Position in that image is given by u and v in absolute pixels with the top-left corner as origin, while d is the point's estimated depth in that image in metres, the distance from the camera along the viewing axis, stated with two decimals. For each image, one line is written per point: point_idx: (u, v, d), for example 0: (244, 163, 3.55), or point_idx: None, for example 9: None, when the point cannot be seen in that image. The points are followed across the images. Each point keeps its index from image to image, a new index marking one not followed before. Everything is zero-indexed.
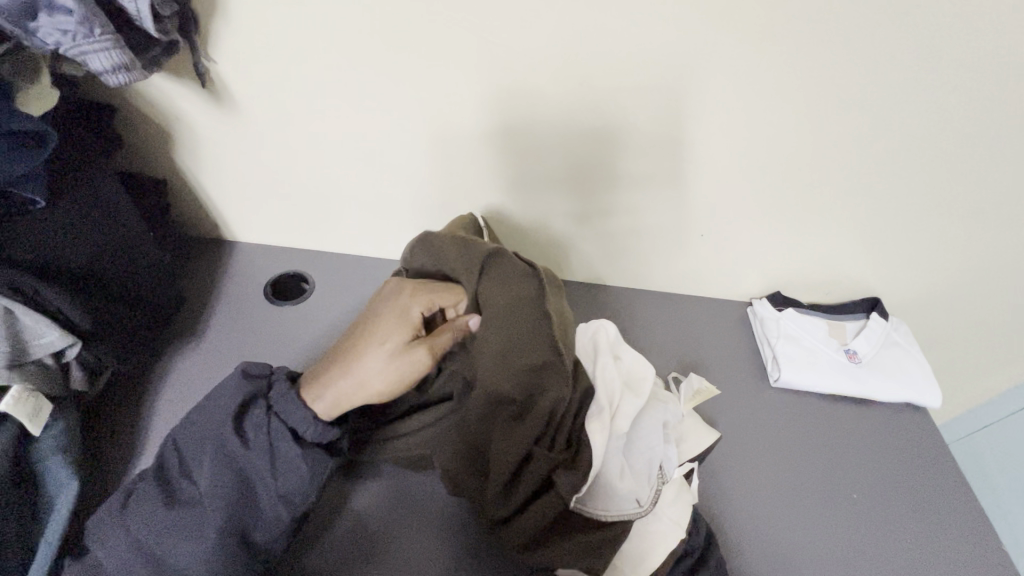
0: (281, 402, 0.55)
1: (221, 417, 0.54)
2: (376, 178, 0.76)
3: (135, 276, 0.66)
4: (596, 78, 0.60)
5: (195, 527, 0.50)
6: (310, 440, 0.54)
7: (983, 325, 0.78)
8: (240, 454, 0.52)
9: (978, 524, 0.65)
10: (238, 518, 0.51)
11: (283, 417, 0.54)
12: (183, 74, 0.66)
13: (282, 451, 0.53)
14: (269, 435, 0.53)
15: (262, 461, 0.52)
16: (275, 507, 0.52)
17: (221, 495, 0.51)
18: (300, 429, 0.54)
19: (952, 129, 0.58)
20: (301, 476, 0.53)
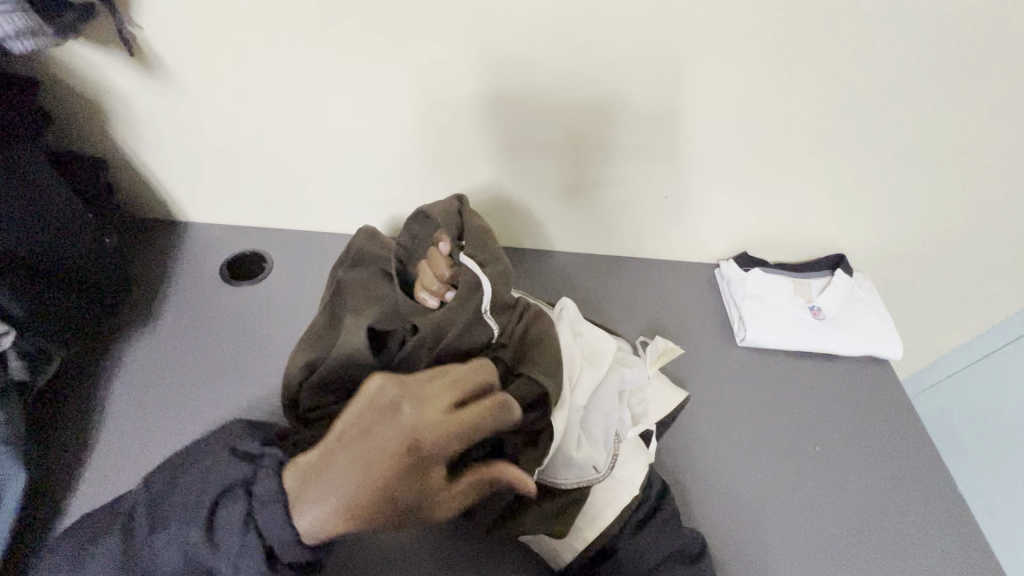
0: (260, 498, 0.42)
1: (196, 500, 0.45)
2: (329, 150, 0.73)
3: (74, 260, 0.64)
4: (546, 32, 0.58)
5: None
6: (287, 560, 0.42)
7: (942, 278, 0.79)
8: (204, 557, 0.43)
9: (933, 468, 0.67)
10: None
11: (259, 528, 0.42)
12: (109, 42, 0.62)
13: (244, 570, 0.42)
14: (237, 544, 0.42)
15: (229, 569, 0.42)
16: None
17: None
18: (274, 548, 0.42)
19: (904, 76, 0.58)
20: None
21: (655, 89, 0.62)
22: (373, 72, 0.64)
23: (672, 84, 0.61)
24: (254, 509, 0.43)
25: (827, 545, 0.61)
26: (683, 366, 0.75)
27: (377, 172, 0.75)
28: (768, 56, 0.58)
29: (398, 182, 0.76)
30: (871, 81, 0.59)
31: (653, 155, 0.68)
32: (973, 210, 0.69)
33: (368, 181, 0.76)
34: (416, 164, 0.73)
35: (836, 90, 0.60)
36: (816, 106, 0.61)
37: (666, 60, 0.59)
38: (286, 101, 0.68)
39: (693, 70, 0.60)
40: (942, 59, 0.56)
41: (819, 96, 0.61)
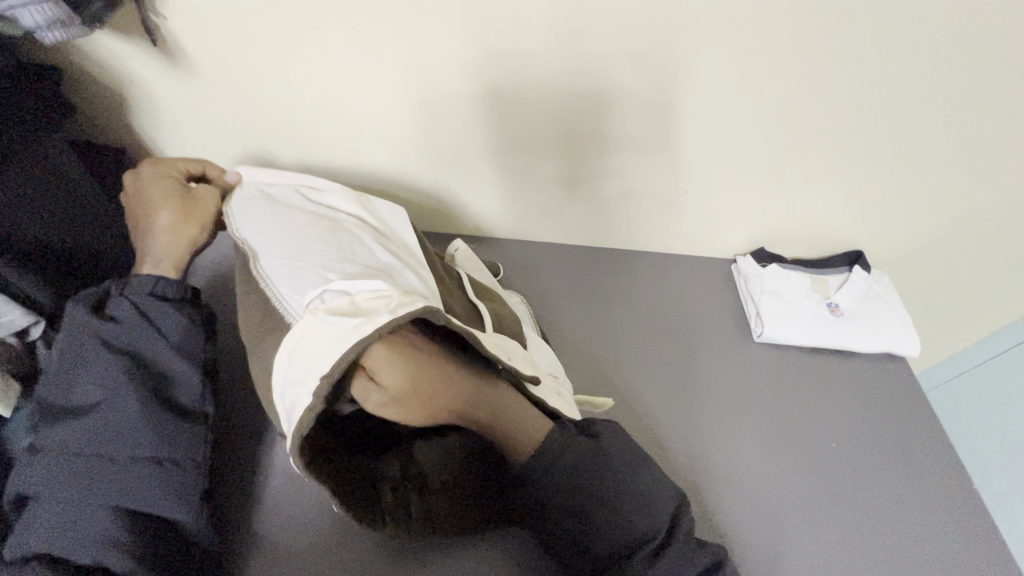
0: (128, 284, 0.55)
1: (75, 322, 0.53)
2: (347, 142, 0.73)
3: (98, 250, 0.65)
4: (569, 24, 0.58)
5: (111, 414, 0.51)
6: (177, 299, 0.57)
7: (960, 275, 0.79)
8: (114, 337, 0.53)
9: (950, 465, 0.67)
10: (149, 383, 0.53)
11: (137, 291, 0.55)
12: (131, 31, 0.62)
13: (157, 316, 0.55)
14: (136, 309, 0.54)
15: (145, 333, 0.54)
16: (179, 359, 0.55)
17: (130, 382, 0.51)
18: (161, 292, 0.56)
19: (934, 72, 0.57)
20: (181, 321, 0.56)
21: (677, 85, 0.61)
22: (394, 65, 0.63)
23: (696, 78, 0.61)
24: (123, 290, 0.55)
25: (846, 540, 0.62)
26: (700, 362, 0.75)
27: (395, 164, 0.75)
28: (795, 51, 0.57)
29: (416, 175, 0.76)
30: (898, 77, 0.58)
31: (672, 150, 0.68)
32: (992, 209, 0.69)
33: (385, 174, 0.76)
34: (433, 156, 0.73)
35: (862, 86, 0.59)
36: (841, 103, 0.61)
37: (692, 57, 0.59)
38: (306, 92, 0.67)
39: (717, 65, 0.59)
40: (973, 56, 0.56)
41: (845, 93, 0.60)
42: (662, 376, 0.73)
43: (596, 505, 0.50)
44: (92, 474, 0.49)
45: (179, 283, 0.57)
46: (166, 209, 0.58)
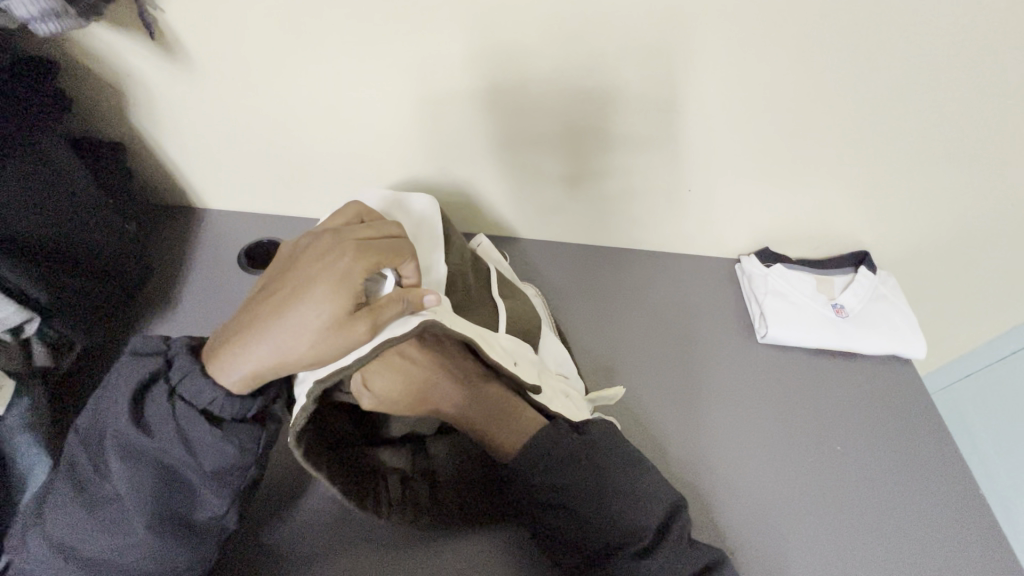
0: (180, 374, 0.48)
1: (116, 408, 0.48)
2: (347, 138, 0.72)
3: (95, 247, 0.65)
4: (571, 19, 0.57)
5: (116, 522, 0.47)
6: (230, 420, 0.49)
7: (967, 276, 0.78)
8: (149, 445, 0.47)
9: (956, 469, 0.67)
10: (168, 507, 0.48)
11: (189, 396, 0.48)
12: (128, 24, 0.61)
13: (196, 437, 0.48)
14: (176, 423, 0.47)
15: (176, 448, 0.47)
16: (212, 489, 0.48)
17: (145, 497, 0.47)
18: (211, 409, 0.48)
19: (944, 69, 0.56)
20: (227, 451, 0.48)
21: (684, 82, 0.60)
22: (395, 59, 0.62)
23: (700, 74, 0.60)
24: (174, 387, 0.48)
25: (853, 547, 0.61)
26: (703, 362, 0.74)
27: (395, 160, 0.74)
28: (802, 47, 0.56)
29: (418, 172, 0.75)
30: (909, 74, 0.57)
31: (677, 149, 0.67)
32: (1005, 209, 0.67)
33: (386, 170, 0.75)
34: (434, 152, 0.72)
35: (872, 83, 0.58)
36: (849, 100, 0.60)
37: (698, 53, 0.58)
38: (304, 87, 0.66)
39: (724, 61, 0.58)
40: (984, 53, 0.54)
41: (854, 91, 0.59)
42: (660, 377, 0.72)
43: (589, 502, 0.51)
44: None
45: (247, 402, 0.48)
46: (355, 325, 0.46)
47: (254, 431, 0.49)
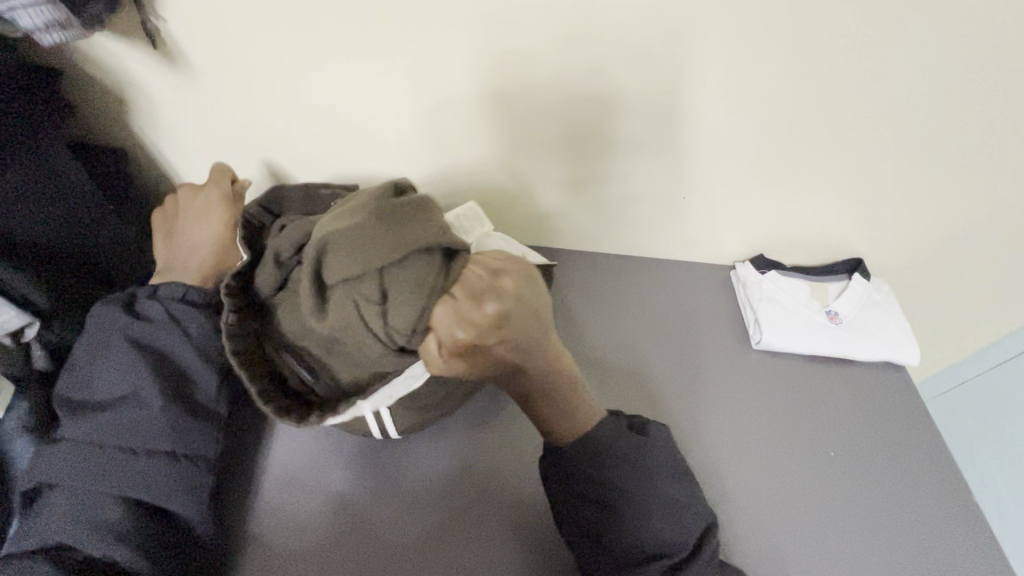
0: (171, 290, 0.62)
1: (114, 323, 0.60)
2: (346, 144, 0.73)
3: (93, 251, 0.66)
4: (566, 30, 0.57)
5: (133, 405, 0.56)
6: (204, 304, 0.62)
7: (960, 283, 0.78)
8: (149, 337, 0.59)
9: (949, 474, 0.67)
10: (173, 386, 0.58)
11: (174, 299, 0.61)
12: (131, 34, 0.63)
13: (188, 324, 0.61)
14: (171, 315, 0.61)
15: (174, 334, 0.60)
16: (205, 366, 0.60)
17: (150, 377, 0.57)
18: (189, 296, 0.62)
19: (933, 79, 0.57)
20: (210, 332, 0.61)
21: (675, 90, 0.61)
22: (392, 67, 0.63)
23: (693, 84, 0.61)
24: (161, 296, 0.62)
25: (843, 549, 0.61)
26: (698, 367, 0.75)
27: (393, 166, 0.75)
28: (793, 58, 0.57)
29: (415, 178, 0.76)
30: (897, 83, 0.58)
31: (670, 155, 0.68)
32: (998, 215, 0.68)
33: (384, 176, 0.76)
34: (432, 159, 0.73)
35: (862, 91, 0.59)
36: (839, 108, 0.61)
37: (689, 62, 0.59)
38: (304, 95, 0.67)
39: (715, 71, 0.59)
40: (972, 64, 0.55)
41: (843, 99, 0.60)
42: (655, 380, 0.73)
43: (619, 497, 0.51)
44: (105, 466, 0.53)
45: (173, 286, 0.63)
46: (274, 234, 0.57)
47: (212, 316, 0.62)
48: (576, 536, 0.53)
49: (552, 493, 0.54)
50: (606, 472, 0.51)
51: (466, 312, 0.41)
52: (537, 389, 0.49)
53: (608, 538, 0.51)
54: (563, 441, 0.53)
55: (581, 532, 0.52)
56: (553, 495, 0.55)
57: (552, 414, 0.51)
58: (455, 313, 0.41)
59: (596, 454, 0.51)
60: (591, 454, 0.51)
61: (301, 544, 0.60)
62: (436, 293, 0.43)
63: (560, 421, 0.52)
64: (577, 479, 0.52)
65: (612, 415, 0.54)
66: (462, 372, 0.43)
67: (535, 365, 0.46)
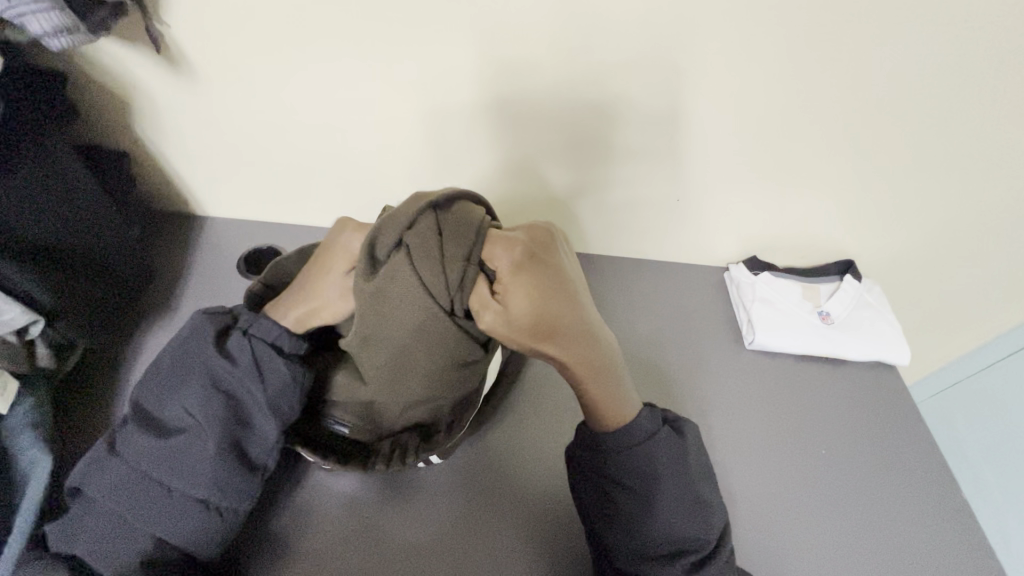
0: (261, 329, 0.54)
1: (200, 345, 0.54)
2: (346, 148, 0.74)
3: (97, 251, 0.66)
4: (563, 35, 0.59)
5: (190, 447, 0.51)
6: (292, 354, 0.56)
7: (949, 284, 0.80)
8: (226, 372, 0.53)
9: (940, 471, 0.68)
10: (233, 435, 0.53)
11: (262, 338, 0.54)
12: (136, 38, 0.64)
13: (265, 363, 0.54)
14: (252, 354, 0.54)
15: (251, 379, 0.53)
16: (268, 420, 0.54)
17: (218, 425, 0.52)
18: (280, 344, 0.55)
19: (921, 83, 0.58)
20: (288, 383, 0.55)
21: (672, 93, 0.62)
22: (394, 70, 0.64)
23: (688, 88, 0.62)
24: (248, 329, 0.55)
25: (837, 548, 0.62)
26: (693, 368, 0.75)
27: (392, 169, 0.76)
28: (785, 63, 0.59)
29: (415, 181, 0.77)
30: (885, 88, 0.59)
31: (668, 158, 0.69)
32: (989, 217, 0.69)
33: (384, 178, 0.77)
34: (431, 162, 0.74)
35: (856, 93, 0.60)
36: (833, 110, 0.62)
37: (686, 65, 0.60)
38: (306, 99, 0.68)
39: (711, 74, 0.60)
40: (958, 69, 0.57)
41: (837, 101, 0.61)
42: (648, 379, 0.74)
43: (659, 494, 0.50)
44: (147, 503, 0.51)
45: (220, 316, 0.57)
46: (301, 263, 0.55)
47: (298, 369, 0.55)
48: (605, 528, 0.52)
49: (586, 483, 0.54)
50: (653, 471, 0.51)
51: (514, 240, 0.50)
52: (582, 346, 0.52)
53: (640, 533, 0.50)
54: (620, 423, 0.52)
55: (611, 525, 0.51)
56: (585, 485, 0.54)
57: (603, 392, 0.52)
58: (508, 240, 0.50)
59: (642, 450, 0.51)
60: (638, 450, 0.51)
61: (306, 547, 0.60)
62: (483, 230, 0.49)
63: (611, 401, 0.52)
64: (622, 473, 0.51)
65: (647, 406, 0.54)
66: (525, 299, 0.48)
67: (577, 305, 0.53)
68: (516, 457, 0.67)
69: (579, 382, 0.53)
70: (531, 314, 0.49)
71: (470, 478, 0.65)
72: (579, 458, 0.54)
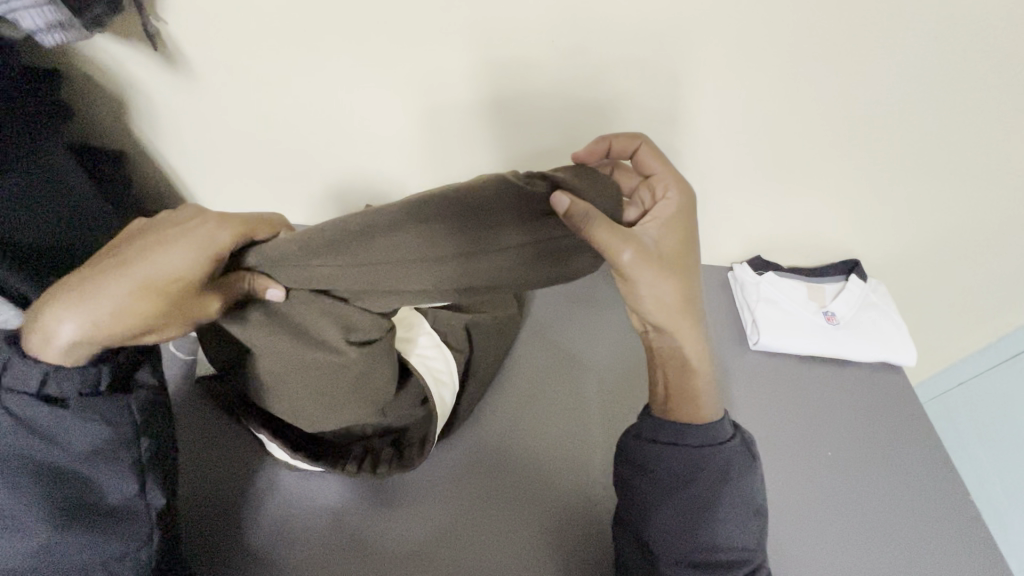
0: (15, 379, 0.41)
1: None
2: (346, 147, 0.73)
3: (96, 251, 0.65)
4: (566, 31, 0.58)
5: (4, 532, 0.42)
6: (76, 395, 0.44)
7: (956, 285, 0.79)
8: (1, 446, 0.42)
9: (947, 474, 0.67)
10: (58, 499, 0.43)
11: (16, 390, 0.42)
12: (132, 36, 0.63)
13: (48, 421, 0.43)
14: (13, 414, 0.42)
15: (30, 440, 0.43)
16: (102, 464, 0.45)
17: (27, 494, 0.42)
18: (50, 388, 0.43)
19: (929, 81, 0.57)
20: (99, 423, 0.45)
21: (675, 90, 0.61)
22: (391, 67, 0.63)
23: (692, 86, 0.61)
24: None
25: (841, 551, 0.61)
26: None
27: (391, 168, 0.75)
28: (790, 61, 0.58)
29: (414, 180, 0.76)
30: (892, 86, 0.58)
31: (670, 157, 0.68)
32: (997, 216, 0.68)
33: (383, 177, 0.76)
34: (430, 161, 0.73)
35: (862, 89, 0.59)
36: (838, 107, 0.61)
37: (688, 61, 0.59)
38: (305, 97, 0.67)
39: (714, 71, 0.59)
40: (967, 67, 0.56)
41: (843, 97, 0.60)
42: (634, 374, 0.73)
43: (724, 496, 0.50)
44: None
45: (92, 370, 0.44)
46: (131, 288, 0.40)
47: (116, 401, 0.46)
48: (658, 527, 0.50)
49: (642, 480, 0.52)
50: (724, 475, 0.50)
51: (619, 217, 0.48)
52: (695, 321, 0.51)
53: (693, 535, 0.50)
54: (713, 416, 0.53)
55: (664, 515, 0.50)
56: (640, 482, 0.52)
57: (704, 376, 0.53)
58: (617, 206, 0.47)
59: (721, 454, 0.51)
60: (710, 453, 0.50)
61: (297, 554, 0.59)
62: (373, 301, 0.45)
63: (708, 391, 0.53)
64: (693, 472, 0.50)
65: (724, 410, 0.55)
66: (655, 280, 0.47)
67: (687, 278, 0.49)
68: (511, 455, 0.66)
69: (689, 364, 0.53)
70: (661, 292, 0.48)
71: (465, 483, 0.64)
72: (637, 454, 0.53)
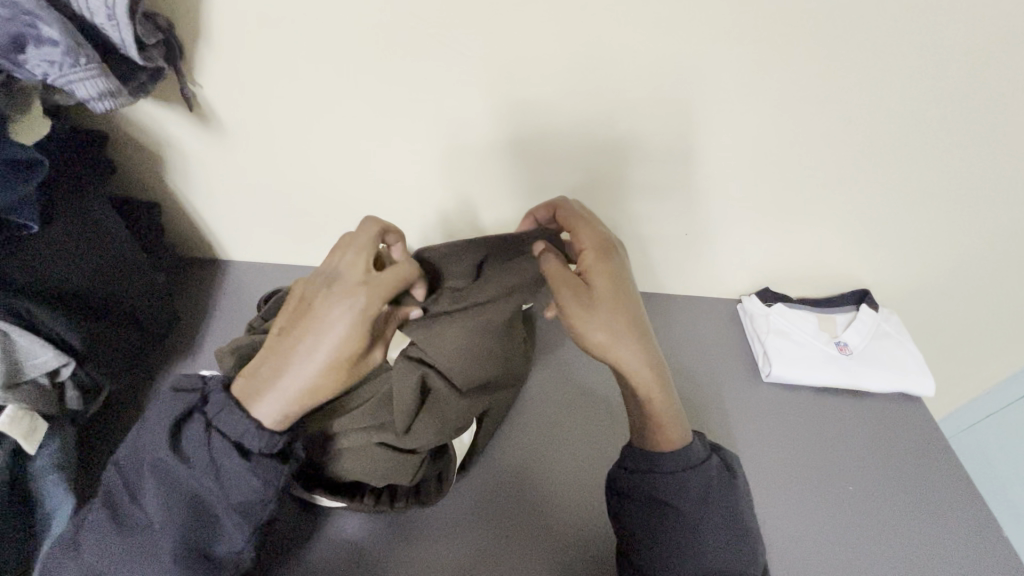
0: (224, 423, 0.52)
1: (157, 434, 0.52)
2: (365, 194, 0.77)
3: (128, 295, 0.69)
4: (569, 82, 0.61)
5: (149, 547, 0.50)
6: (259, 453, 0.52)
7: (973, 315, 0.78)
8: (182, 475, 0.51)
9: (978, 506, 0.65)
10: (194, 534, 0.50)
11: (223, 432, 0.51)
12: (171, 99, 0.68)
13: (226, 468, 0.51)
14: (209, 452, 0.51)
15: (208, 477, 0.51)
16: (232, 519, 0.51)
17: (174, 523, 0.50)
18: (244, 443, 0.51)
19: (924, 119, 0.59)
20: (253, 486, 0.51)
21: (677, 131, 0.64)
22: (408, 118, 0.67)
23: (692, 129, 0.63)
24: (211, 420, 0.52)
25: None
26: (711, 402, 0.74)
27: (408, 212, 0.79)
28: (788, 103, 0.60)
29: (428, 222, 0.80)
30: (887, 124, 0.60)
31: (675, 194, 0.70)
32: (1005, 245, 0.69)
33: (400, 220, 0.80)
34: (446, 204, 0.77)
35: (859, 126, 0.61)
36: (837, 144, 0.63)
37: (688, 105, 0.61)
38: (326, 148, 0.72)
39: (716, 113, 0.62)
40: (960, 105, 0.58)
41: (847, 132, 0.61)
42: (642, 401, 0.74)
43: (703, 525, 0.53)
44: None
45: (273, 438, 0.52)
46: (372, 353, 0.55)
47: (278, 466, 0.52)
48: (644, 545, 0.53)
49: (627, 514, 0.55)
50: (705, 494, 0.54)
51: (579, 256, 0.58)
52: (646, 352, 0.56)
53: (683, 560, 0.52)
54: (678, 443, 0.56)
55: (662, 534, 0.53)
56: (626, 515, 0.55)
57: (668, 405, 0.56)
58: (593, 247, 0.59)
59: (694, 476, 0.54)
60: (688, 476, 0.54)
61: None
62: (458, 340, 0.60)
63: (673, 420, 0.56)
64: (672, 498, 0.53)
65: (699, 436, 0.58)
66: (602, 315, 0.56)
67: (642, 327, 0.57)
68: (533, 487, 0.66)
69: (649, 398, 0.56)
70: (607, 322, 0.56)
71: (487, 516, 0.63)
72: (623, 483, 0.56)
